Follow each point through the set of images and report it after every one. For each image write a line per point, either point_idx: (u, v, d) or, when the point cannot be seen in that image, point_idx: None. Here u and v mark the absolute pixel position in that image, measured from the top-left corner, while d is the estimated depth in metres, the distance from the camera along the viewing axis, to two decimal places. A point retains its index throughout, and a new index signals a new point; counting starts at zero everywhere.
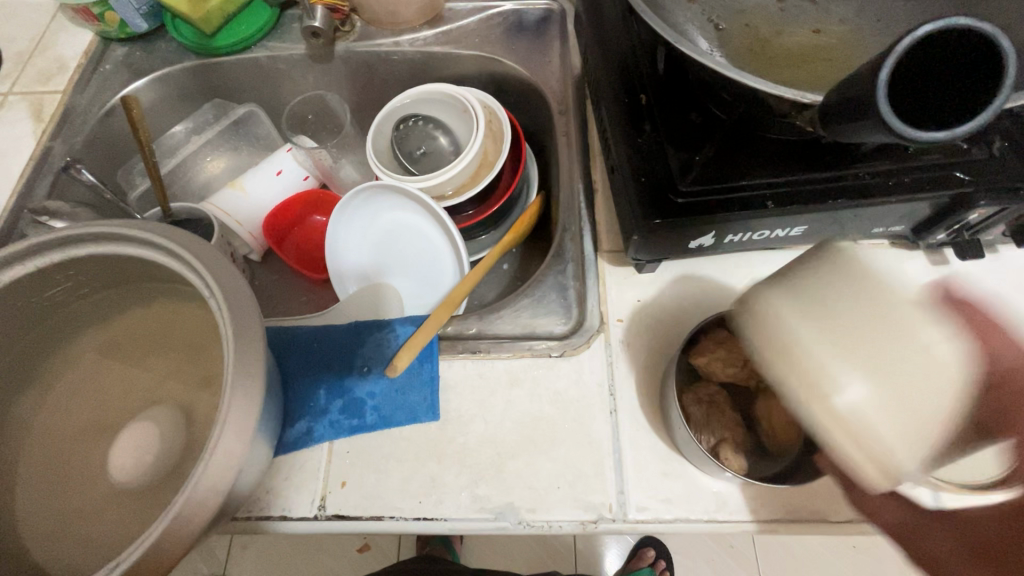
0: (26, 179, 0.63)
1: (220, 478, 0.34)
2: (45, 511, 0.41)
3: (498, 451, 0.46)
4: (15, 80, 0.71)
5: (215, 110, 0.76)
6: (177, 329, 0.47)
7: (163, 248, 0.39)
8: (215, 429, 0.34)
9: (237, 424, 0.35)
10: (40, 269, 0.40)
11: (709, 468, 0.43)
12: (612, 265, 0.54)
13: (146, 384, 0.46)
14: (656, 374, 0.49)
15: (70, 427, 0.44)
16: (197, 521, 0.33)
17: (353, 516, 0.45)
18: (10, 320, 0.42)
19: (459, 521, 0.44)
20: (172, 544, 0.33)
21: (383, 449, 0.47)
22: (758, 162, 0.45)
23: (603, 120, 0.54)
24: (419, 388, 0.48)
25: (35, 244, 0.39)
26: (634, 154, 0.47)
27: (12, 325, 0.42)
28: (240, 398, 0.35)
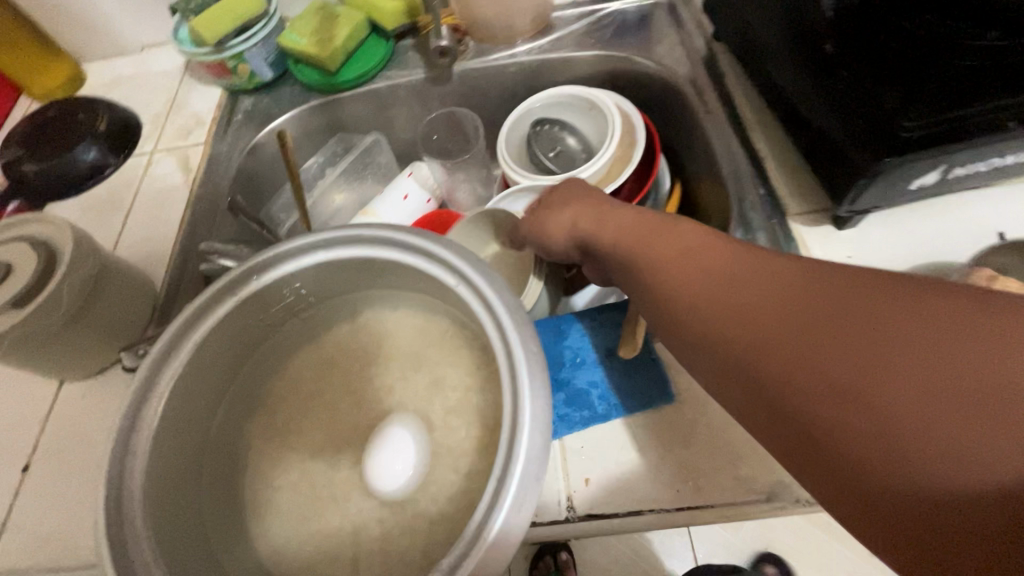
0: (188, 224, 0.65)
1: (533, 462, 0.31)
2: (290, 536, 0.39)
3: (748, 427, 0.43)
4: (157, 139, 0.74)
5: (340, 143, 0.78)
6: (389, 338, 0.45)
7: (404, 246, 0.39)
8: (511, 417, 0.32)
9: (536, 406, 0.32)
10: (279, 278, 0.41)
11: None
12: (807, 228, 0.52)
13: (371, 395, 0.43)
14: None
15: (303, 446, 0.42)
16: (522, 515, 0.30)
17: (609, 513, 0.41)
18: (240, 336, 0.42)
19: (730, 507, 0.40)
20: (498, 547, 0.29)
21: (622, 438, 0.44)
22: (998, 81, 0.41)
23: (784, 86, 0.53)
24: (643, 371, 0.46)
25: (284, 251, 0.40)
26: (838, 113, 0.46)
27: (241, 343, 0.42)
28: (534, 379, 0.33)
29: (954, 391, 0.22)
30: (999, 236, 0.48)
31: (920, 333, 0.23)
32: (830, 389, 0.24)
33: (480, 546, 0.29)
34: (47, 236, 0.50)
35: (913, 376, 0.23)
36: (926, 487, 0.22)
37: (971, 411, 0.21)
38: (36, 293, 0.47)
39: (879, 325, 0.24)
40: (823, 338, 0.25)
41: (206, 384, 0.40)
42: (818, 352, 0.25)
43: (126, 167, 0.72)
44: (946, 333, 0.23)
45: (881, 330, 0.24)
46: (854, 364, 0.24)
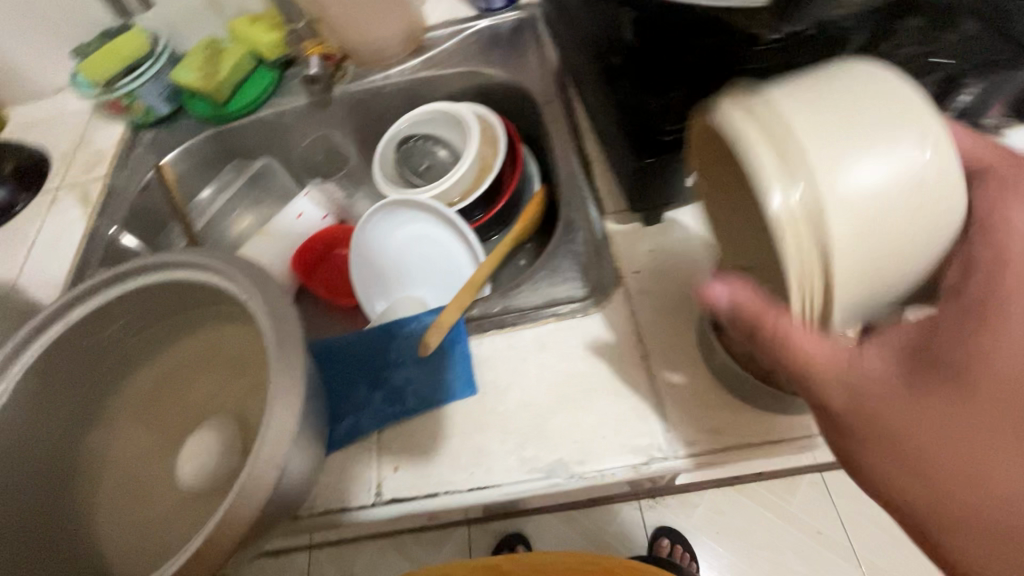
0: (81, 254, 0.70)
1: (278, 452, 0.36)
2: (128, 527, 0.45)
3: (538, 412, 0.47)
4: (63, 175, 0.80)
5: (235, 170, 0.84)
6: (220, 351, 0.50)
7: (212, 271, 0.44)
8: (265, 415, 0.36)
9: (282, 406, 0.36)
10: (99, 307, 0.44)
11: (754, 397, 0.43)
12: (619, 225, 0.56)
13: (202, 401, 0.50)
14: (688, 318, 0.49)
15: (142, 447, 0.49)
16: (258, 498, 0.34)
17: (409, 497, 0.45)
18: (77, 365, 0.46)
19: (511, 485, 0.44)
20: (233, 526, 0.34)
21: (428, 429, 0.48)
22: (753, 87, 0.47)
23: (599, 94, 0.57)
24: (454, 366, 0.50)
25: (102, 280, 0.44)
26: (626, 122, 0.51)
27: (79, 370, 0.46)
28: (287, 379, 0.37)
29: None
30: None
31: (973, 378, 0.27)
32: (938, 473, 0.27)
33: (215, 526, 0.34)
34: None
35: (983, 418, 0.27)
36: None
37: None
38: None
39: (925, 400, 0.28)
40: (890, 436, 0.28)
41: (38, 409, 0.44)
42: (914, 443, 0.27)
43: (33, 204, 0.77)
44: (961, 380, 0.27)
45: (947, 415, 0.27)
46: (916, 450, 0.28)
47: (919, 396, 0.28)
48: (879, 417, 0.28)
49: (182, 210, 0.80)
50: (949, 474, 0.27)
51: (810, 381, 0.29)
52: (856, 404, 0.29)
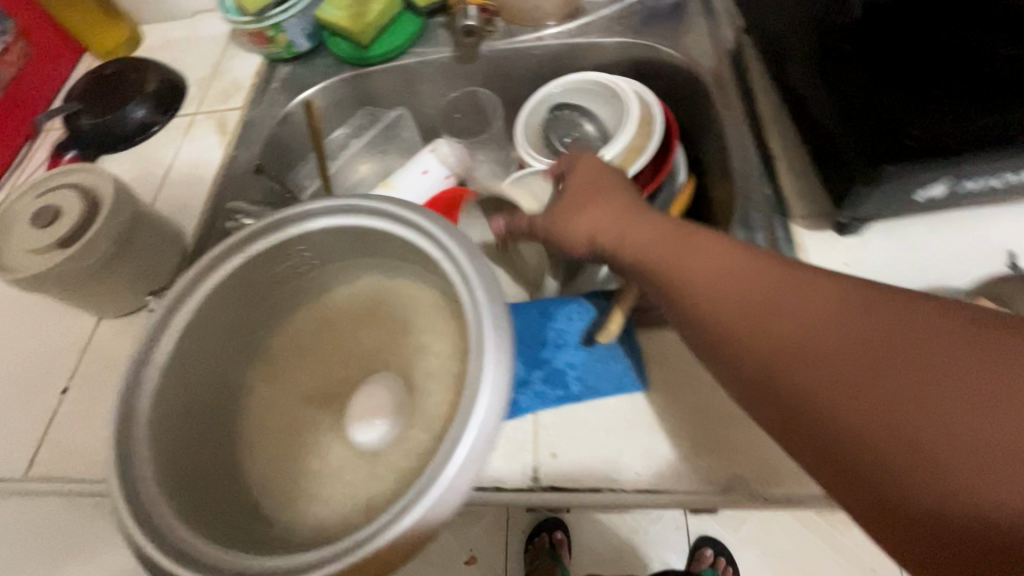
0: (219, 183, 0.69)
1: (486, 428, 0.33)
2: (285, 476, 0.43)
3: (716, 421, 0.44)
4: (200, 101, 0.79)
5: (367, 116, 0.81)
6: (383, 304, 0.48)
7: (397, 218, 0.42)
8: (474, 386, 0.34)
9: (494, 380, 0.34)
10: (280, 241, 0.44)
11: None
12: (809, 232, 0.51)
13: (360, 353, 0.47)
14: None
15: (298, 399, 0.46)
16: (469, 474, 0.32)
17: (569, 488, 0.43)
18: (248, 295, 0.46)
19: (684, 494, 0.42)
20: (440, 498, 0.32)
21: (592, 419, 0.45)
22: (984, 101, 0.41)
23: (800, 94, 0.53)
24: (622, 357, 0.47)
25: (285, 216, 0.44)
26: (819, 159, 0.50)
27: (247, 300, 0.46)
28: (496, 349, 0.35)
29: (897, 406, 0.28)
30: (1011, 258, 0.46)
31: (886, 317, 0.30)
32: (841, 415, 0.29)
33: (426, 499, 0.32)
34: (87, 185, 0.56)
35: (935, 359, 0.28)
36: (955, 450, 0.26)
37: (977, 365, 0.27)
38: (77, 238, 0.53)
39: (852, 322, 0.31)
40: (801, 380, 0.31)
41: (209, 334, 0.44)
42: (818, 356, 0.31)
43: (170, 126, 0.77)
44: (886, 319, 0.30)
45: (840, 337, 0.30)
46: (824, 361, 0.31)
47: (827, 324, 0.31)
48: (783, 333, 0.32)
49: (314, 150, 0.79)
50: (834, 381, 0.30)
51: (770, 320, 0.33)
52: (732, 321, 0.35)
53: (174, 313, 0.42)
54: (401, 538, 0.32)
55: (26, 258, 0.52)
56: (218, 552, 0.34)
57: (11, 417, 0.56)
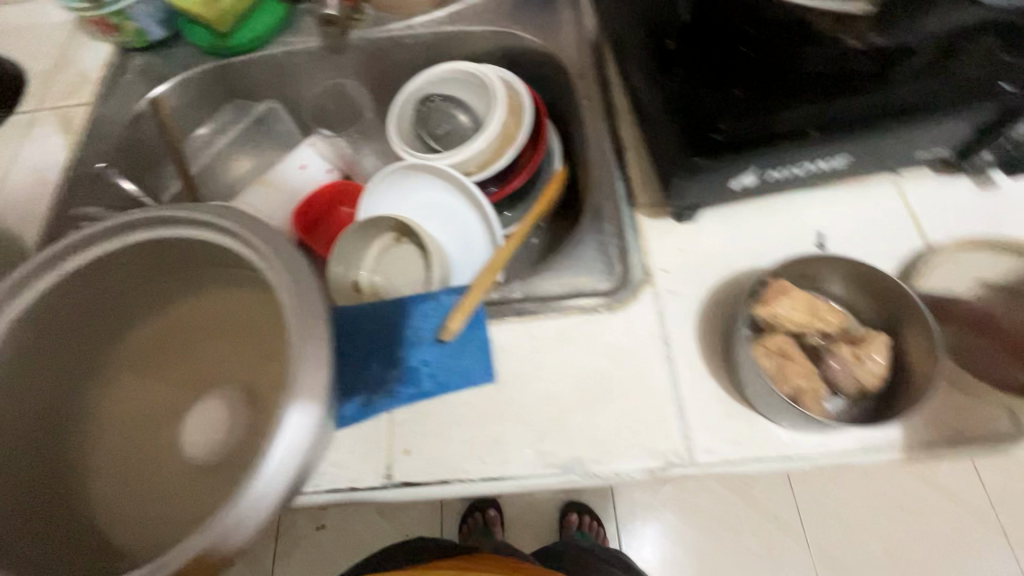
0: (64, 187, 0.64)
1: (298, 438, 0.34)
2: (125, 495, 0.42)
3: (558, 406, 0.46)
4: (43, 95, 0.72)
5: (236, 111, 0.78)
6: (229, 315, 0.47)
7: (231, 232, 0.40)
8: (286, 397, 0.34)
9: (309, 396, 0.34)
10: (102, 255, 0.41)
11: (778, 416, 0.43)
12: (651, 219, 0.54)
13: (208, 365, 0.47)
14: (718, 325, 0.48)
15: (143, 411, 0.46)
16: (282, 484, 0.33)
17: (419, 482, 0.45)
18: (71, 317, 0.42)
19: (526, 477, 0.44)
20: (249, 515, 0.32)
21: (443, 413, 0.47)
22: (794, 95, 0.44)
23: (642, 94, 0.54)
24: (471, 353, 0.48)
25: (105, 228, 0.41)
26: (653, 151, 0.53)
27: (71, 322, 0.43)
28: (312, 354, 0.35)
29: None
30: (817, 240, 0.51)
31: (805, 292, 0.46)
32: None
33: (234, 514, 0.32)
34: None
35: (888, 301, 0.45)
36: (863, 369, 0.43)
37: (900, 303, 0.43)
38: None
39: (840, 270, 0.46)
40: None
41: (26, 365, 0.41)
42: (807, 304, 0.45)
43: (7, 125, 0.70)
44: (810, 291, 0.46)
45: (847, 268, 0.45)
46: None
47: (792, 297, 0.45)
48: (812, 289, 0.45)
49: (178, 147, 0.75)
50: None
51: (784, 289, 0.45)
52: None
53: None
54: (211, 555, 0.32)
55: None
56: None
57: None
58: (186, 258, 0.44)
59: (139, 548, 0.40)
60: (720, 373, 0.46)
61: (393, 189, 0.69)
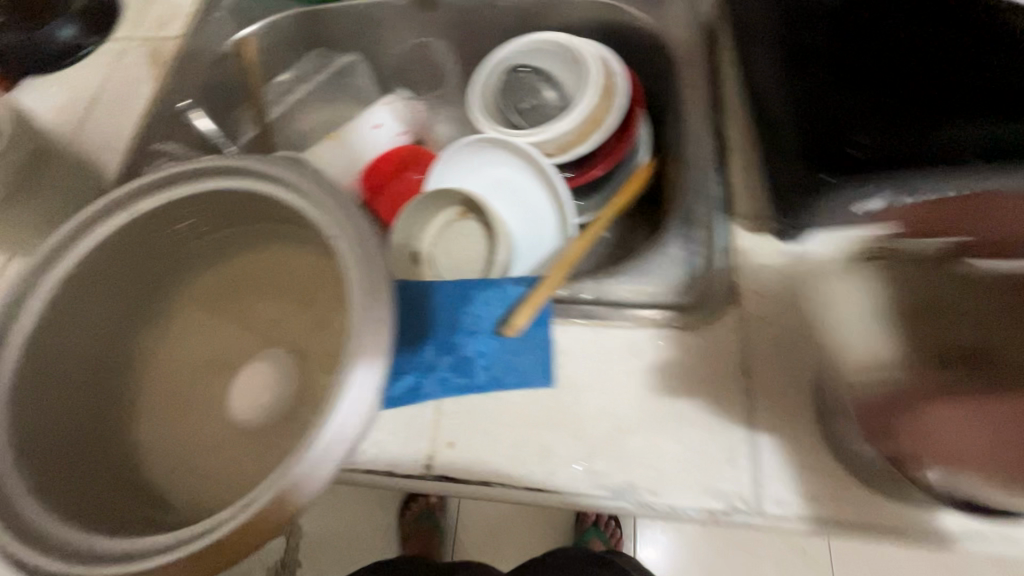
0: (147, 121, 0.65)
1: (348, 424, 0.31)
2: (168, 442, 0.42)
3: (618, 425, 0.43)
4: (137, 25, 0.72)
5: (317, 60, 0.74)
6: (288, 272, 0.45)
7: (295, 188, 0.38)
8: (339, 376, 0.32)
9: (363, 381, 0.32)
10: (167, 198, 0.41)
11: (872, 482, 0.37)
12: (748, 233, 0.48)
13: (261, 321, 0.45)
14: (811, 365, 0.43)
15: (192, 359, 0.44)
16: (327, 472, 0.31)
17: (459, 479, 0.43)
18: (136, 255, 0.43)
19: (572, 495, 0.41)
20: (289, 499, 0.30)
21: (493, 410, 0.44)
22: (949, 110, 0.39)
23: (760, 92, 0.49)
24: (531, 351, 0.45)
25: (170, 172, 0.41)
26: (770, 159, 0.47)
27: (135, 259, 0.43)
28: (367, 338, 0.32)
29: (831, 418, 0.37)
30: None
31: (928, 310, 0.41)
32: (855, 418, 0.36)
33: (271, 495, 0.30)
34: None
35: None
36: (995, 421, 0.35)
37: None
38: None
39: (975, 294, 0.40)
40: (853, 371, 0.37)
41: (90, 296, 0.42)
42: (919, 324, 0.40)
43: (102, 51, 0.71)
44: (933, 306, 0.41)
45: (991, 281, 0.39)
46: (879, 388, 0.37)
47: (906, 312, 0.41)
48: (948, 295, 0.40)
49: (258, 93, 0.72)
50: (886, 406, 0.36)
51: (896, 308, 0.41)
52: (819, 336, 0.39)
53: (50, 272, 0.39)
54: (247, 533, 0.30)
55: None
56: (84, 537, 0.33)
57: None
58: (250, 210, 0.43)
59: (179, 500, 0.39)
60: (807, 420, 0.41)
61: (460, 163, 0.65)
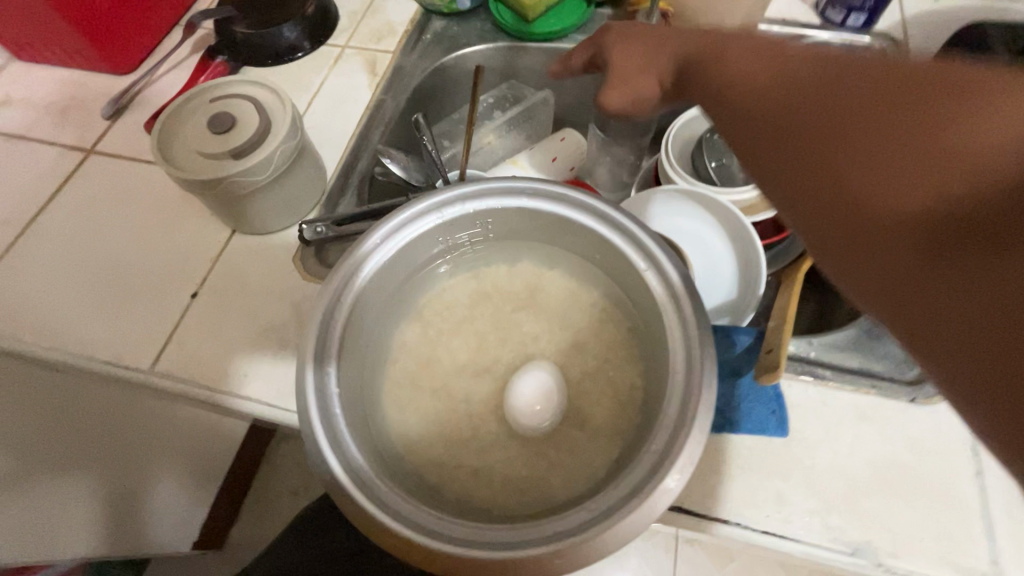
0: (364, 124, 0.69)
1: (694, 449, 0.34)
2: (436, 438, 0.43)
3: (850, 484, 0.45)
4: (351, 35, 0.78)
5: (509, 92, 0.80)
6: (543, 292, 0.49)
7: (605, 218, 0.42)
8: (691, 399, 0.35)
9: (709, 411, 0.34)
10: (468, 212, 0.44)
11: None
12: None
13: (518, 333, 0.48)
14: None
15: (450, 361, 0.47)
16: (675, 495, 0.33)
17: (697, 513, 0.44)
18: (418, 258, 0.47)
19: (810, 545, 0.43)
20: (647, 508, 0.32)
21: (728, 453, 0.46)
22: None
23: None
24: (767, 401, 0.47)
25: (474, 185, 0.44)
26: None
27: (415, 262, 0.47)
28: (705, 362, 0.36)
29: (873, 190, 0.25)
30: None
31: (906, 113, 0.25)
32: (861, 183, 0.25)
33: (630, 508, 0.32)
34: (264, 103, 0.56)
35: (934, 168, 0.23)
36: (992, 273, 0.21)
37: (921, 136, 0.24)
38: (249, 152, 0.54)
39: (849, 67, 0.28)
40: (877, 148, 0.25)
41: (375, 293, 0.44)
42: (766, 99, 0.30)
43: (319, 54, 0.76)
44: (916, 121, 0.24)
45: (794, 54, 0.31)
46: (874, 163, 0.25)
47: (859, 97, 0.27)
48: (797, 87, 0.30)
49: (456, 113, 0.79)
50: (864, 196, 0.25)
51: (872, 78, 0.27)
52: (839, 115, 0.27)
53: (379, 243, 0.43)
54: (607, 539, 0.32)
55: (199, 163, 0.53)
56: (415, 514, 0.34)
57: (144, 309, 0.58)
58: (529, 229, 0.47)
59: (458, 496, 0.40)
60: None
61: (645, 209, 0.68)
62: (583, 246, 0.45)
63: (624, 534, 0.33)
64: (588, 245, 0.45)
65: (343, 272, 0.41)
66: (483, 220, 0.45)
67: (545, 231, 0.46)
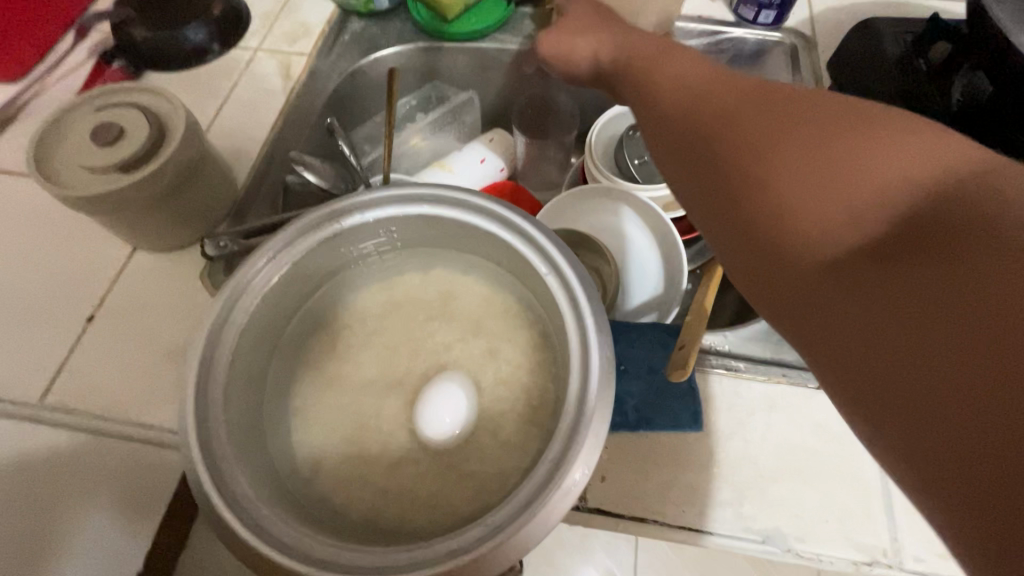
0: (278, 130, 0.66)
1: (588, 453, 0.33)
2: (343, 457, 0.41)
3: (761, 473, 0.46)
4: (264, 36, 0.74)
5: (434, 93, 0.79)
6: (456, 300, 0.48)
7: (504, 223, 0.41)
8: (586, 404, 0.34)
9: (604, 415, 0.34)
10: (366, 221, 0.43)
11: None
12: None
13: (430, 343, 0.46)
14: None
15: (359, 376, 0.45)
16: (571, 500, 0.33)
17: (614, 513, 0.44)
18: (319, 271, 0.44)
19: (723, 537, 0.43)
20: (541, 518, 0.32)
21: (644, 450, 0.47)
22: None
23: None
24: (682, 397, 0.48)
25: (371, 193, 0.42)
26: None
27: (316, 274, 0.45)
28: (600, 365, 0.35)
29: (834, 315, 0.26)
30: None
31: (865, 234, 0.27)
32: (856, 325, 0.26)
33: (523, 520, 0.32)
34: (156, 110, 0.53)
35: (877, 296, 0.25)
36: (955, 406, 0.21)
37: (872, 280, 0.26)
38: (138, 164, 0.50)
39: (826, 162, 0.30)
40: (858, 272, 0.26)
41: (271, 310, 0.42)
42: (772, 192, 0.31)
43: (230, 57, 0.73)
44: (870, 243, 0.27)
45: (905, 157, 0.29)
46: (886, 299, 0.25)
47: (858, 216, 0.28)
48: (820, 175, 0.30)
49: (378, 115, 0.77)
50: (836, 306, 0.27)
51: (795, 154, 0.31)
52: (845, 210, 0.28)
53: (271, 257, 0.41)
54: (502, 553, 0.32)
55: (82, 178, 0.49)
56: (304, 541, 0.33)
57: (32, 337, 0.54)
58: (435, 236, 0.46)
59: (363, 517, 0.39)
60: None
61: (575, 207, 0.68)
62: (490, 251, 0.44)
63: (521, 546, 0.32)
64: (494, 251, 0.44)
65: (230, 289, 0.39)
66: (385, 228, 0.44)
67: (451, 237, 0.45)
